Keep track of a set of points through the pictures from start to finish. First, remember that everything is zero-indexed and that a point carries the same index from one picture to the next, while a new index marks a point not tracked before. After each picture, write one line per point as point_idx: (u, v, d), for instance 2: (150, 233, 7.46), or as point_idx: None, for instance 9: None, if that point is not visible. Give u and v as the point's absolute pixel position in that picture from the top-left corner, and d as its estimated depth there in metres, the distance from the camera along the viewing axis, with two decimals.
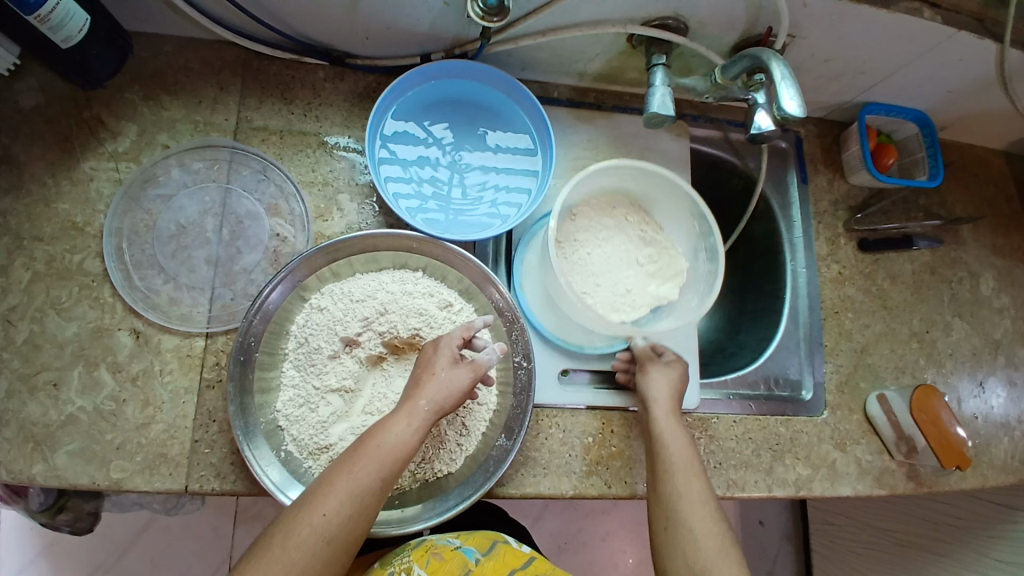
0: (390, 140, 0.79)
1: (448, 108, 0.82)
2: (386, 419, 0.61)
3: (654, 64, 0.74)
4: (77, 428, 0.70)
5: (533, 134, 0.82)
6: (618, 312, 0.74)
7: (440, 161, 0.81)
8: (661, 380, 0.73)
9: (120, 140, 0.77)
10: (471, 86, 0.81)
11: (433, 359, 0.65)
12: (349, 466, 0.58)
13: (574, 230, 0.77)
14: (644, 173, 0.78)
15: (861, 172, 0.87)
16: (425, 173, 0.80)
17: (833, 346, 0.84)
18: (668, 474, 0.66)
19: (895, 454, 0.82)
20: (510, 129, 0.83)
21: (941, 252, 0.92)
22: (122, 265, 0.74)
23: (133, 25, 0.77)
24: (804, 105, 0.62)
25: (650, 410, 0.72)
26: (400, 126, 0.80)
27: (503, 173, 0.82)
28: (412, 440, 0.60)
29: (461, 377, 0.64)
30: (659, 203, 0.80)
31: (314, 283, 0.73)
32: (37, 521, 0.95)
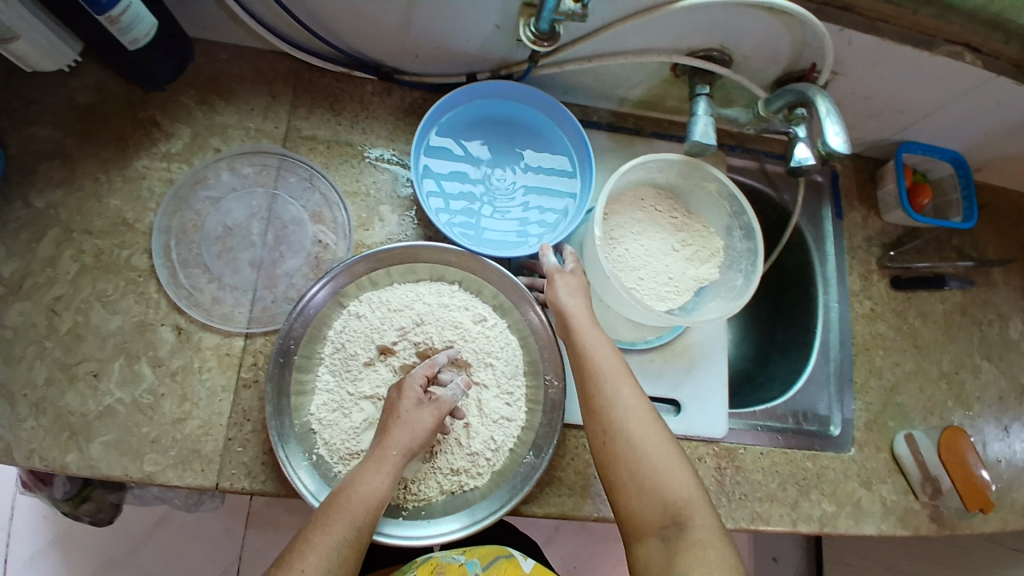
0: (434, 155, 0.81)
1: (490, 126, 0.84)
2: (356, 472, 0.61)
3: (698, 94, 0.75)
4: (114, 419, 0.72)
5: (572, 156, 0.84)
6: (665, 302, 0.76)
7: (480, 177, 0.83)
8: (571, 291, 0.69)
9: (173, 142, 0.80)
10: (514, 106, 0.83)
11: (398, 402, 0.66)
12: (321, 525, 0.58)
13: (610, 228, 0.77)
14: (673, 163, 0.78)
15: (896, 210, 0.87)
16: (466, 189, 0.82)
17: (863, 382, 0.84)
18: (597, 386, 0.64)
19: (920, 495, 0.81)
20: (550, 150, 0.85)
21: (972, 293, 0.91)
22: (170, 263, 0.76)
23: (192, 31, 0.80)
24: (849, 142, 0.63)
25: (567, 321, 0.68)
26: (444, 142, 0.82)
27: (541, 192, 0.84)
28: (385, 487, 0.61)
29: (424, 419, 0.64)
30: (688, 188, 0.81)
31: (352, 290, 0.74)
32: (60, 510, 0.96)
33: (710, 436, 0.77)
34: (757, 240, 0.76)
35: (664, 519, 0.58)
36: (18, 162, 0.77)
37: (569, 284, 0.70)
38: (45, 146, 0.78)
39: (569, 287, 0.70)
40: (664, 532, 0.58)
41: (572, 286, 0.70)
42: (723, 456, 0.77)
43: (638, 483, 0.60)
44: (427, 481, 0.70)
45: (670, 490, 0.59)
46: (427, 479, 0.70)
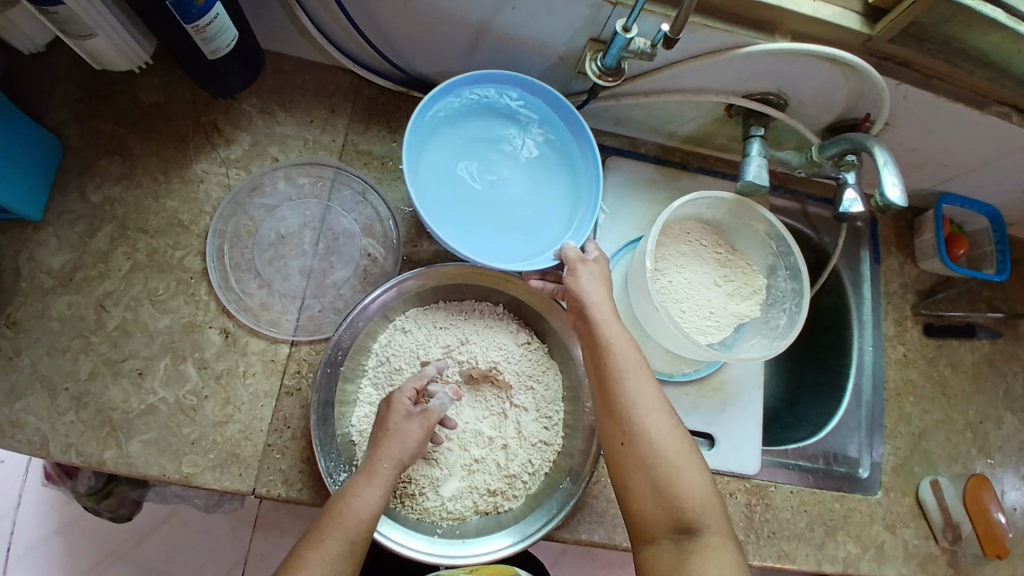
0: (426, 163, 0.72)
1: (488, 124, 0.74)
2: (355, 486, 0.60)
3: (751, 135, 0.77)
4: (155, 418, 0.72)
5: (575, 160, 0.76)
6: (706, 335, 0.77)
7: (477, 183, 0.74)
8: (594, 283, 0.66)
9: (232, 147, 0.81)
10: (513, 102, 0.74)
11: (386, 416, 0.65)
12: (315, 540, 0.57)
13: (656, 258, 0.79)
14: (715, 198, 0.79)
15: (933, 259, 0.89)
16: (463, 195, 0.73)
17: (893, 428, 0.85)
18: (619, 384, 0.62)
19: (941, 540, 0.81)
20: (551, 152, 0.76)
21: (1000, 345, 0.93)
22: (221, 266, 0.77)
23: (261, 41, 0.82)
24: (906, 193, 0.64)
25: (588, 314, 0.65)
26: (435, 146, 0.72)
27: (544, 199, 0.75)
28: (377, 502, 0.60)
29: (411, 433, 0.64)
30: (733, 225, 0.82)
31: (400, 305, 0.75)
32: (82, 502, 0.97)
33: (741, 472, 0.78)
34: (802, 281, 0.78)
35: (678, 525, 0.58)
36: (79, 156, 0.78)
37: (593, 274, 0.67)
38: (108, 142, 0.79)
39: (595, 276, 0.67)
40: (678, 538, 0.58)
41: (598, 276, 0.67)
42: (753, 493, 0.78)
43: (655, 487, 0.59)
44: (463, 500, 0.71)
45: (686, 495, 0.58)
46: (464, 498, 0.71)
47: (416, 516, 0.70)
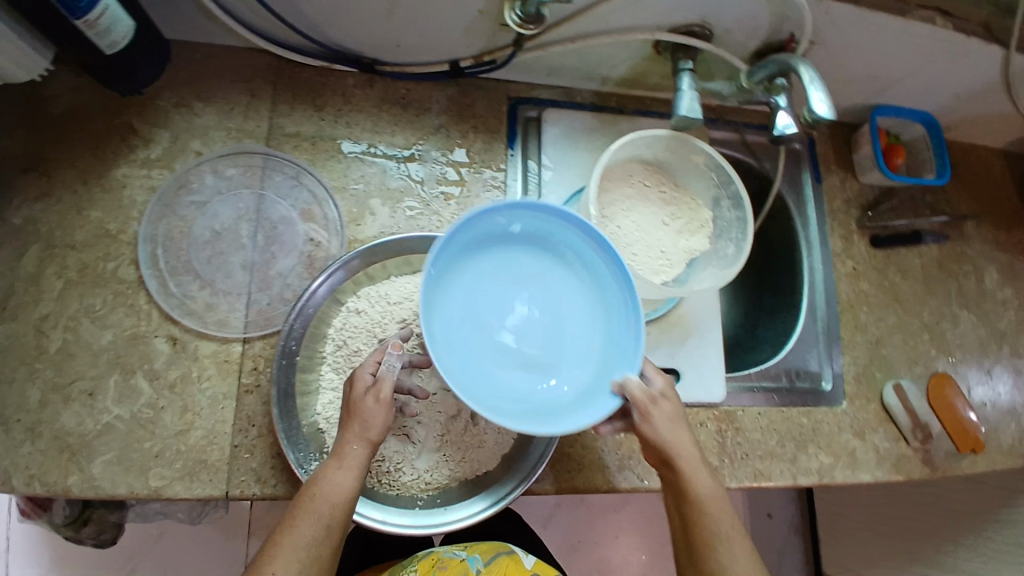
0: (471, 373, 0.61)
1: (495, 268, 0.66)
2: (324, 468, 0.60)
3: (681, 69, 0.76)
4: (114, 436, 0.70)
5: (598, 272, 0.67)
6: (659, 275, 0.77)
7: (507, 342, 0.64)
8: (670, 423, 0.62)
9: (152, 148, 0.78)
10: (513, 235, 0.67)
11: (348, 396, 0.62)
12: (288, 526, 0.58)
13: (602, 206, 0.78)
14: (655, 135, 0.78)
15: (873, 172, 0.90)
16: (494, 361, 0.63)
17: (850, 339, 0.87)
18: (708, 534, 0.61)
19: (912, 441, 0.85)
20: (570, 275, 0.68)
21: (947, 247, 0.95)
22: (158, 272, 0.74)
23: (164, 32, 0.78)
24: (833, 108, 0.64)
25: (677, 464, 0.62)
26: (460, 353, 0.62)
27: (579, 330, 0.66)
28: (348, 485, 0.59)
29: (369, 406, 0.61)
30: (675, 162, 0.82)
31: (350, 286, 0.74)
32: (61, 533, 0.94)
33: (709, 402, 0.79)
34: (745, 208, 0.78)
35: None
36: None
37: (667, 416, 0.62)
38: (16, 159, 0.75)
39: (670, 417, 0.62)
40: None
41: (673, 417, 0.62)
42: (723, 420, 0.80)
43: None
44: (439, 469, 0.71)
45: None
46: (440, 467, 0.71)
47: (395, 492, 0.70)
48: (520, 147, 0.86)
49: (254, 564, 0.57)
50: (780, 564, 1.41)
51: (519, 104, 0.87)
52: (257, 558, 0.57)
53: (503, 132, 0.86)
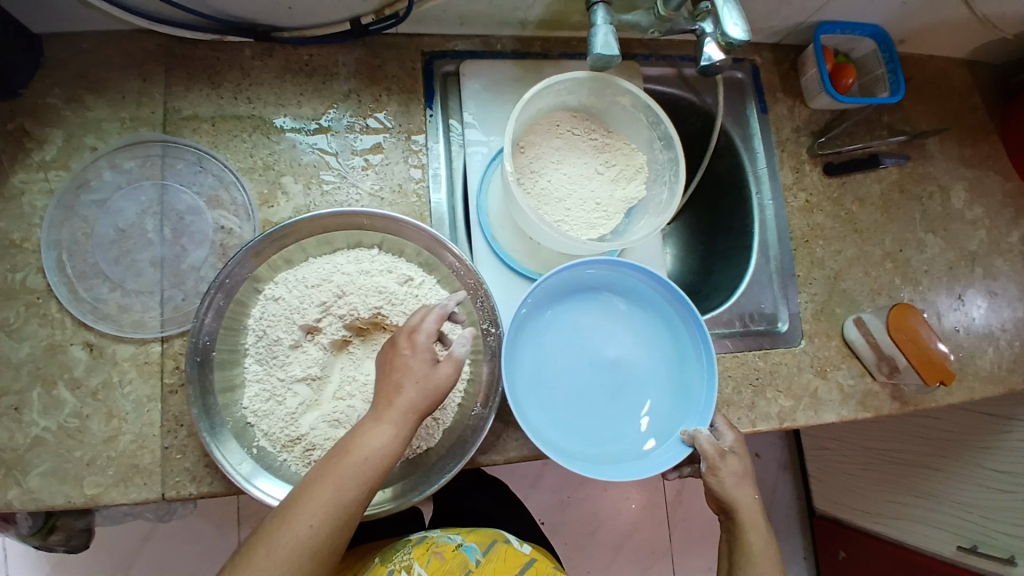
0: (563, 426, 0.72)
1: (579, 325, 0.76)
2: (368, 426, 0.56)
3: (593, 3, 0.69)
4: (45, 449, 0.69)
5: (680, 335, 0.76)
6: (596, 229, 0.74)
7: (589, 382, 0.75)
8: (736, 480, 0.69)
9: (47, 148, 0.74)
10: (610, 289, 0.77)
11: (409, 360, 0.59)
12: (329, 480, 0.54)
13: (528, 161, 0.74)
14: (581, 79, 0.73)
15: (820, 96, 0.84)
16: (576, 400, 0.74)
17: (806, 275, 0.83)
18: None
19: (878, 375, 0.81)
20: (654, 328, 0.77)
21: (909, 169, 0.89)
22: (68, 278, 0.72)
23: (30, 25, 0.73)
24: (749, 29, 0.60)
25: (736, 513, 0.69)
26: (553, 411, 0.72)
27: (654, 382, 0.76)
28: (389, 446, 0.56)
29: (434, 379, 0.58)
30: (604, 106, 0.77)
31: (266, 273, 0.70)
32: (31, 543, 0.93)
33: None
34: (677, 149, 0.73)
35: None
36: None
37: (733, 470, 0.69)
38: None
39: (735, 473, 0.69)
40: None
41: (739, 473, 0.69)
42: None
43: None
44: None
45: None
46: None
47: None
48: (440, 106, 0.81)
49: (277, 518, 0.53)
50: (771, 501, 1.41)
51: (435, 59, 0.81)
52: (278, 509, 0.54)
53: (420, 91, 0.80)
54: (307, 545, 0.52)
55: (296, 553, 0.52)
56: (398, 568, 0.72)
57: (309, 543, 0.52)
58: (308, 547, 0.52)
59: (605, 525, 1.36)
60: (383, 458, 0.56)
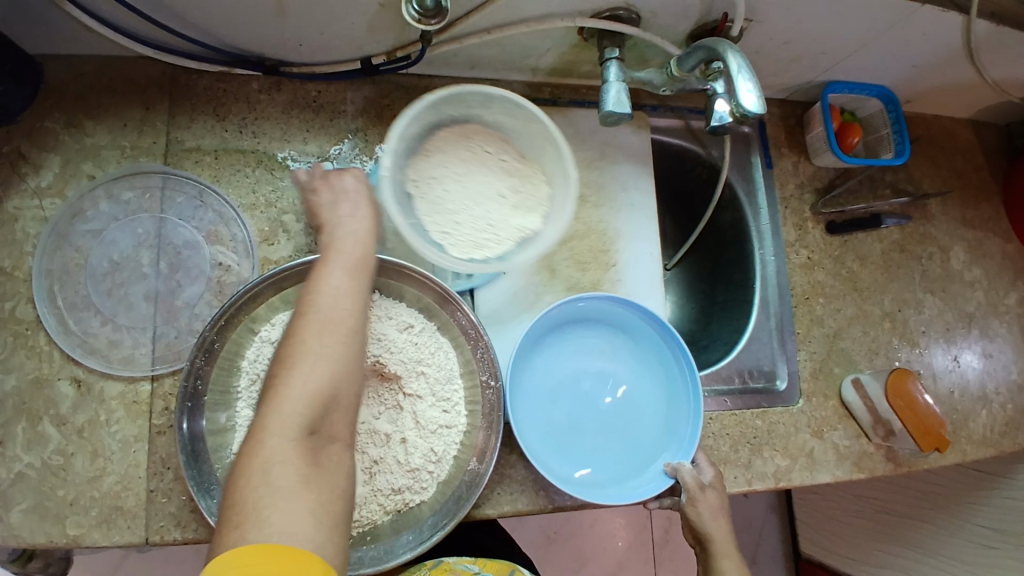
0: (563, 457, 0.73)
1: (572, 355, 0.78)
2: (331, 227, 0.66)
3: (608, 59, 0.69)
4: (26, 486, 0.67)
5: (671, 372, 0.77)
6: (483, 250, 0.69)
7: (582, 412, 0.76)
8: (714, 513, 0.70)
9: (43, 175, 0.72)
10: (604, 320, 0.79)
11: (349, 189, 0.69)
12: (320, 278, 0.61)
13: (428, 167, 0.70)
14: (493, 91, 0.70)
15: (826, 154, 0.85)
16: (567, 425, 0.75)
17: (806, 332, 0.83)
18: None
19: (873, 437, 0.81)
20: (648, 364, 0.78)
21: (910, 229, 0.90)
22: (58, 311, 0.70)
23: (25, 47, 0.72)
24: (763, 99, 0.59)
25: (710, 544, 0.70)
26: (553, 442, 0.73)
27: (646, 408, 0.77)
28: (360, 237, 0.65)
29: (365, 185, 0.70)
30: (519, 126, 0.74)
31: (263, 313, 0.69)
32: (7, 569, 0.91)
33: None
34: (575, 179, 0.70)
35: None
36: None
37: (711, 504, 0.70)
38: None
39: (713, 506, 0.70)
40: None
41: (717, 507, 0.70)
42: None
43: None
44: (368, 504, 0.67)
45: None
46: (368, 503, 0.67)
47: None
48: None
49: (303, 325, 0.57)
50: (758, 543, 1.40)
51: None
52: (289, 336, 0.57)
53: None
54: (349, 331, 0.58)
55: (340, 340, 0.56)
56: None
57: (347, 330, 0.57)
58: (343, 328, 0.57)
59: (592, 561, 1.34)
60: (363, 246, 0.65)
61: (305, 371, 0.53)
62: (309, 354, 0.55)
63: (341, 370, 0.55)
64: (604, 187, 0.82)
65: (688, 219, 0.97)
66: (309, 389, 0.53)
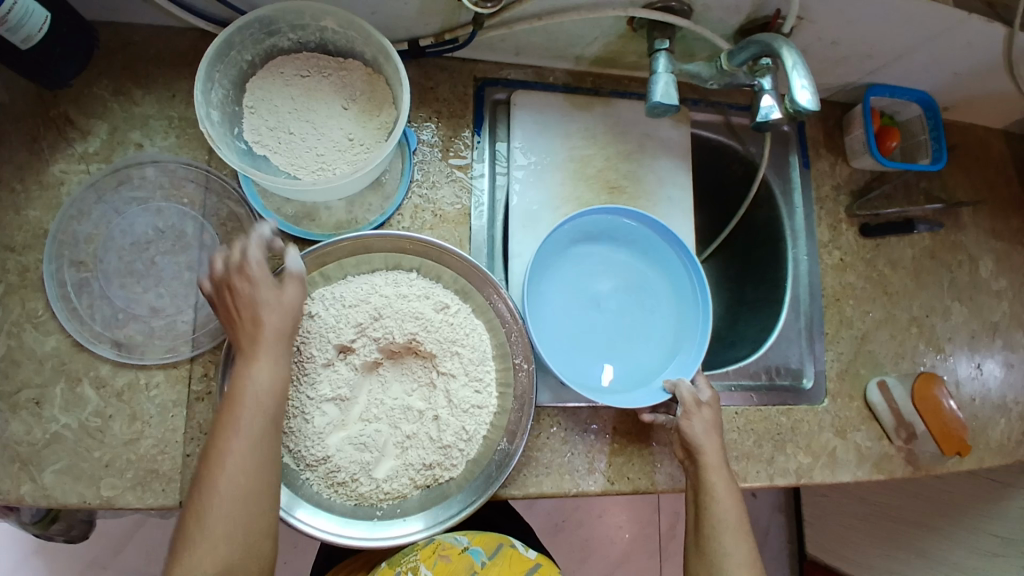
0: (580, 365, 0.75)
1: (585, 271, 0.79)
2: (244, 366, 0.56)
3: (657, 49, 0.70)
4: (63, 446, 0.67)
5: (682, 293, 0.79)
6: (359, 161, 0.71)
7: (595, 326, 0.78)
8: (707, 428, 0.69)
9: (90, 140, 0.73)
10: (619, 238, 0.80)
11: (255, 291, 0.58)
12: (228, 428, 0.53)
13: (266, 116, 0.71)
14: (249, 25, 0.68)
15: (864, 156, 0.85)
16: (581, 337, 0.77)
17: (834, 333, 0.84)
18: (714, 533, 0.65)
19: (895, 440, 0.81)
20: (658, 285, 0.80)
21: (941, 236, 0.90)
22: (102, 275, 0.71)
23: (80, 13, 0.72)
24: (817, 96, 0.59)
25: (700, 461, 0.68)
26: (570, 352, 0.76)
27: (656, 322, 0.79)
28: (277, 386, 0.57)
29: (291, 296, 0.60)
30: (317, 37, 0.72)
31: (304, 287, 0.70)
32: (29, 531, 0.92)
33: None
34: (394, 59, 0.69)
35: None
36: None
37: (705, 420, 0.69)
38: None
39: (707, 423, 0.69)
40: None
41: (710, 423, 0.69)
42: None
43: None
44: (399, 478, 0.68)
45: None
46: (400, 476, 0.68)
47: (354, 502, 0.67)
48: (487, 132, 0.80)
49: (192, 514, 0.51)
50: (763, 542, 1.40)
51: (486, 85, 0.81)
52: (196, 483, 0.53)
53: (470, 117, 0.80)
54: (257, 501, 0.53)
55: (246, 521, 0.52)
56: (404, 571, 0.71)
57: (257, 497, 0.53)
58: (252, 489, 0.53)
59: (598, 552, 1.35)
60: (273, 375, 0.56)
61: (201, 547, 0.50)
62: (207, 530, 0.50)
63: (252, 527, 0.52)
64: (643, 179, 0.82)
65: (722, 216, 0.99)
66: (212, 562, 0.50)
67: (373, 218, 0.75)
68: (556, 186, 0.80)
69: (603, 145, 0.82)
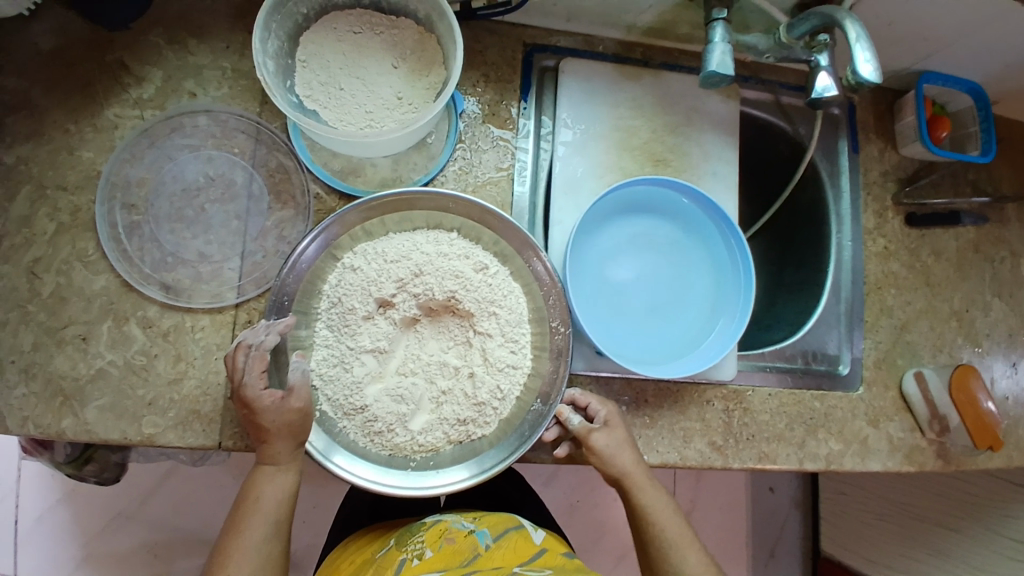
0: (618, 332, 0.76)
1: (626, 239, 0.79)
2: (261, 478, 0.63)
3: (714, 19, 0.69)
4: (107, 383, 0.69)
5: (724, 269, 0.78)
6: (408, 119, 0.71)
7: (633, 293, 0.78)
8: (616, 447, 0.68)
9: (144, 87, 0.74)
10: (662, 208, 0.79)
11: (257, 417, 0.61)
12: (238, 530, 0.62)
13: (318, 70, 0.71)
14: None
15: (913, 144, 0.84)
16: (619, 305, 0.77)
17: (874, 321, 0.83)
18: (663, 547, 0.68)
19: (927, 432, 0.80)
20: (698, 256, 0.80)
21: (986, 230, 0.89)
22: (154, 218, 0.73)
23: None
24: (880, 70, 0.59)
25: (626, 482, 0.68)
26: (608, 317, 0.76)
27: (694, 293, 0.79)
28: (285, 493, 0.64)
29: (295, 416, 0.62)
30: None
31: (347, 242, 0.71)
32: (63, 471, 0.95)
33: (720, 379, 0.76)
34: (448, 16, 0.69)
35: None
36: None
37: (615, 437, 0.68)
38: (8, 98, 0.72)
39: (613, 441, 0.68)
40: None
41: (614, 443, 0.68)
42: (731, 399, 0.77)
43: None
44: (433, 432, 0.69)
45: None
46: (434, 430, 0.69)
47: (388, 453, 0.69)
48: (534, 100, 0.80)
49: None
50: (778, 536, 1.40)
51: (535, 51, 0.81)
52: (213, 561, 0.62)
53: (517, 82, 0.80)
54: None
55: None
56: (410, 556, 0.72)
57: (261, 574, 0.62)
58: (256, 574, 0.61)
59: (611, 535, 1.36)
60: (281, 482, 0.64)
61: None
62: None
63: None
64: (687, 154, 0.82)
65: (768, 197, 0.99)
66: None
67: (418, 177, 0.76)
68: (599, 155, 0.79)
69: (649, 117, 0.81)
